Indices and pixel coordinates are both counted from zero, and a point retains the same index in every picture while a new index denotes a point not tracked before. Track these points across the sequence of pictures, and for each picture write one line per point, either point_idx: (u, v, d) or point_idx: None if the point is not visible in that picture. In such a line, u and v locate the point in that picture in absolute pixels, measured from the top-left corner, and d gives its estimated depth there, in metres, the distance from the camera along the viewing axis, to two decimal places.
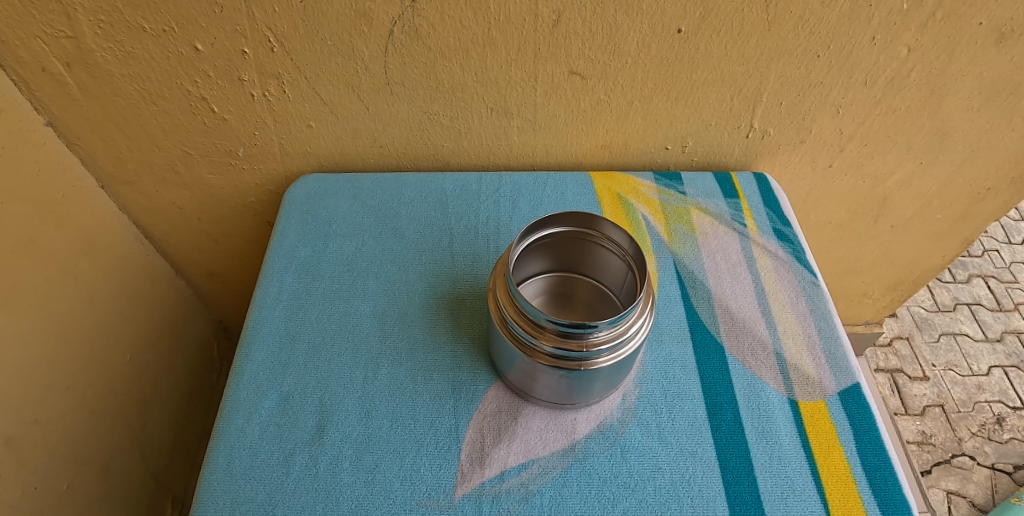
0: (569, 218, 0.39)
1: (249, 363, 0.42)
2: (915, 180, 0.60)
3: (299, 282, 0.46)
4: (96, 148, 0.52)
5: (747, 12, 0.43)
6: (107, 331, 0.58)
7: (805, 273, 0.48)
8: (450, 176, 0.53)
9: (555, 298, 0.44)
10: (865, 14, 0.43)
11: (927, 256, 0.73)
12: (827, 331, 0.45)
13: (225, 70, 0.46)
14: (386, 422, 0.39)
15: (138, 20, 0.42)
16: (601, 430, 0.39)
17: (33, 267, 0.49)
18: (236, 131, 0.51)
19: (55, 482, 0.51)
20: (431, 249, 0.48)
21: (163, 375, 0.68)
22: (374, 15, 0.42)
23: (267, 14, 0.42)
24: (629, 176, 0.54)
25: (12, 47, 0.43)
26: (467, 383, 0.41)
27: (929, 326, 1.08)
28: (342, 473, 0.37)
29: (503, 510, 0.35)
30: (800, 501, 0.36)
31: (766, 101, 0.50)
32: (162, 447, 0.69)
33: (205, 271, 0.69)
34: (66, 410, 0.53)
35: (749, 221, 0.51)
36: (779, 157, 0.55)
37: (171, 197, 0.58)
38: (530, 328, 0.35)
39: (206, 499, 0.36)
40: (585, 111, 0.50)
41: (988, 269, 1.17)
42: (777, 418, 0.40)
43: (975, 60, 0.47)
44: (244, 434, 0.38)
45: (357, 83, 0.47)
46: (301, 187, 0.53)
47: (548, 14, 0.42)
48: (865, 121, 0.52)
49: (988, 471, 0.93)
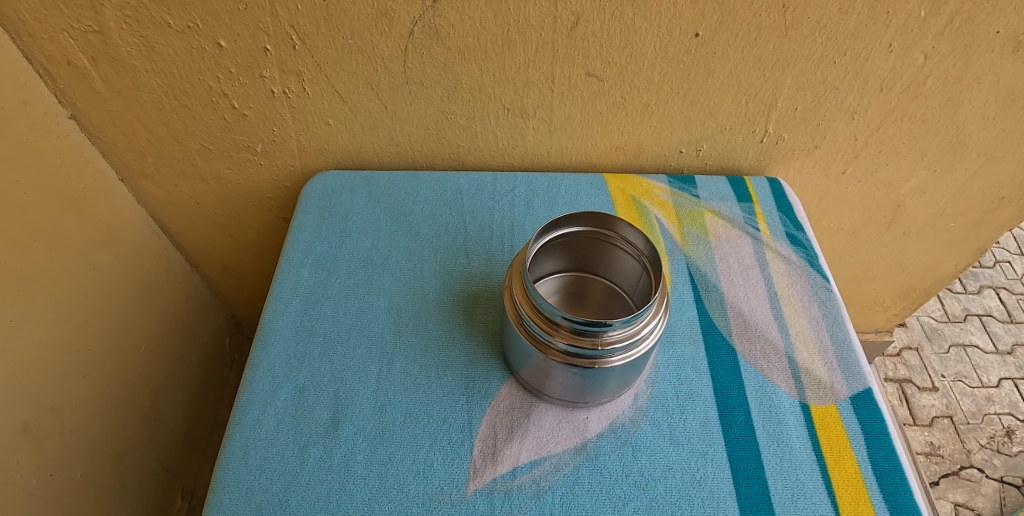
0: (585, 218, 0.39)
1: (265, 355, 0.42)
2: (929, 187, 0.60)
3: (315, 277, 0.47)
4: (117, 141, 0.53)
5: (764, 17, 0.43)
6: (124, 322, 0.58)
7: (818, 277, 0.48)
8: (465, 175, 0.54)
9: (569, 297, 0.45)
10: (883, 21, 0.43)
11: (940, 265, 0.73)
12: (839, 335, 0.45)
13: (247, 66, 0.46)
14: (400, 417, 0.39)
15: (163, 16, 0.43)
16: (613, 429, 0.39)
17: (53, 257, 0.49)
18: (256, 127, 0.52)
19: (70, 469, 0.52)
20: (446, 247, 0.49)
21: (176, 367, 0.69)
22: (395, 15, 0.43)
23: (290, 11, 0.43)
24: (643, 179, 0.54)
25: (40, 40, 0.44)
26: (481, 379, 0.41)
27: (939, 336, 1.07)
28: (356, 466, 0.37)
29: (515, 506, 0.36)
30: (811, 504, 0.36)
31: (781, 106, 0.50)
32: (173, 438, 0.70)
33: (220, 265, 0.70)
34: (83, 398, 0.53)
35: (762, 225, 0.51)
36: (793, 162, 0.55)
37: (189, 191, 0.59)
38: (545, 326, 0.35)
39: (222, 488, 0.36)
40: (601, 113, 0.50)
41: (999, 280, 1.16)
42: (789, 421, 0.40)
43: (992, 68, 0.47)
44: (260, 425, 0.39)
45: (377, 81, 0.48)
46: (318, 184, 0.54)
47: (567, 16, 0.43)
48: (880, 128, 0.52)
49: (997, 484, 0.93)
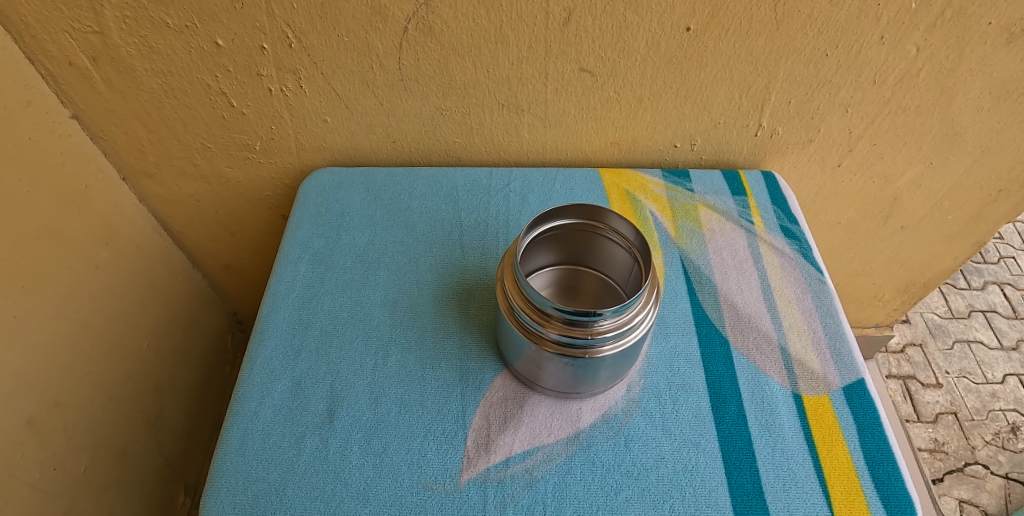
0: (575, 211, 0.40)
1: (262, 348, 0.43)
2: (926, 180, 0.59)
3: (312, 271, 0.47)
4: (119, 140, 0.54)
5: (755, 11, 0.43)
6: (126, 319, 0.59)
7: (812, 270, 0.48)
8: (461, 171, 0.54)
9: (563, 290, 0.45)
10: (874, 14, 0.44)
11: (939, 259, 0.72)
12: (833, 327, 0.45)
13: (244, 65, 0.47)
14: (394, 408, 0.40)
15: (162, 16, 0.44)
16: (605, 420, 0.39)
17: (56, 255, 0.50)
18: (254, 125, 0.52)
19: (75, 464, 0.53)
20: (441, 242, 0.49)
21: (179, 364, 0.70)
22: (389, 12, 0.43)
23: (286, 10, 0.43)
24: (638, 173, 0.54)
25: (42, 42, 0.45)
26: (475, 371, 0.42)
27: (943, 333, 1.07)
28: (351, 456, 0.38)
29: (508, 495, 0.36)
30: (802, 493, 0.37)
31: (775, 99, 0.50)
32: (176, 435, 0.70)
33: (222, 263, 0.71)
34: (87, 394, 0.54)
35: (756, 218, 0.52)
36: (788, 156, 0.56)
37: (189, 190, 0.60)
38: (536, 316, 0.35)
39: (220, 478, 0.37)
40: (595, 108, 0.51)
41: (1003, 276, 1.15)
42: (781, 411, 0.40)
43: (985, 60, 0.47)
44: (257, 417, 0.40)
45: (372, 79, 0.48)
46: (316, 181, 0.54)
47: (559, 12, 0.43)
48: (875, 121, 0.52)
49: (1001, 480, 0.92)
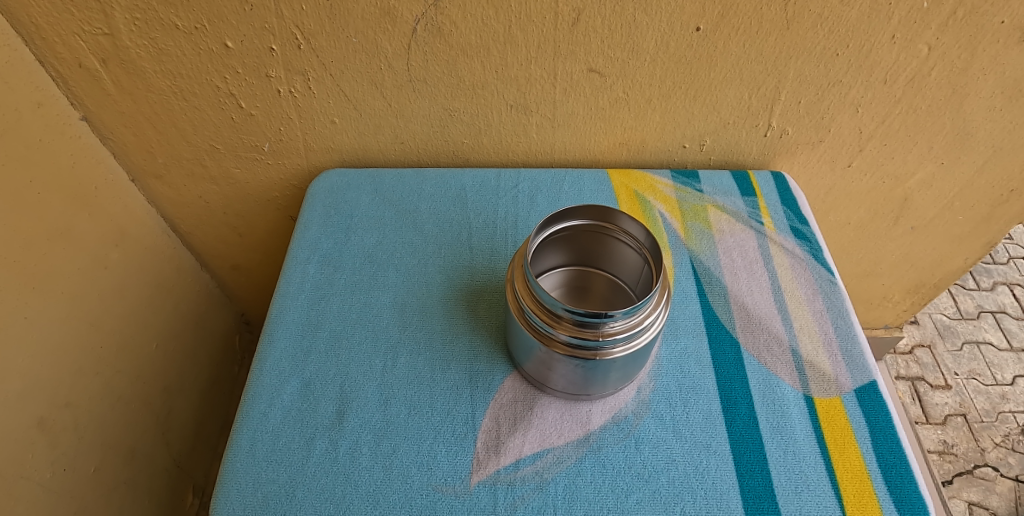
0: (585, 212, 0.40)
1: (272, 350, 0.43)
2: (936, 180, 0.59)
3: (321, 273, 0.47)
4: (128, 142, 0.54)
5: (765, 10, 0.43)
6: (135, 320, 0.59)
7: (822, 270, 0.48)
8: (469, 172, 0.54)
9: (572, 292, 0.45)
10: (885, 13, 0.43)
11: (949, 259, 0.72)
12: (844, 328, 0.45)
13: (254, 67, 0.47)
14: (404, 409, 0.40)
15: (172, 18, 0.44)
16: (615, 422, 0.39)
17: (66, 257, 0.50)
18: (262, 126, 0.52)
19: (83, 464, 0.53)
20: (450, 243, 0.49)
21: (186, 365, 0.70)
22: (398, 14, 0.43)
23: (295, 12, 0.43)
24: (647, 174, 0.54)
25: (52, 44, 0.45)
26: (484, 373, 0.42)
27: (952, 334, 1.06)
28: (361, 458, 0.38)
29: (519, 497, 0.36)
30: (815, 496, 0.36)
31: (785, 99, 0.50)
32: (184, 435, 0.70)
33: (230, 264, 0.71)
34: (95, 394, 0.54)
35: (766, 219, 0.51)
36: (798, 156, 0.55)
37: (198, 191, 0.60)
38: (547, 318, 0.35)
39: (230, 479, 0.37)
40: (603, 109, 0.51)
41: (1013, 277, 1.14)
42: (793, 414, 0.40)
43: (998, 59, 0.47)
44: (267, 418, 0.40)
45: (381, 80, 0.48)
46: (324, 182, 0.54)
47: (568, 13, 0.43)
48: (886, 120, 0.52)
49: (1011, 483, 0.92)
